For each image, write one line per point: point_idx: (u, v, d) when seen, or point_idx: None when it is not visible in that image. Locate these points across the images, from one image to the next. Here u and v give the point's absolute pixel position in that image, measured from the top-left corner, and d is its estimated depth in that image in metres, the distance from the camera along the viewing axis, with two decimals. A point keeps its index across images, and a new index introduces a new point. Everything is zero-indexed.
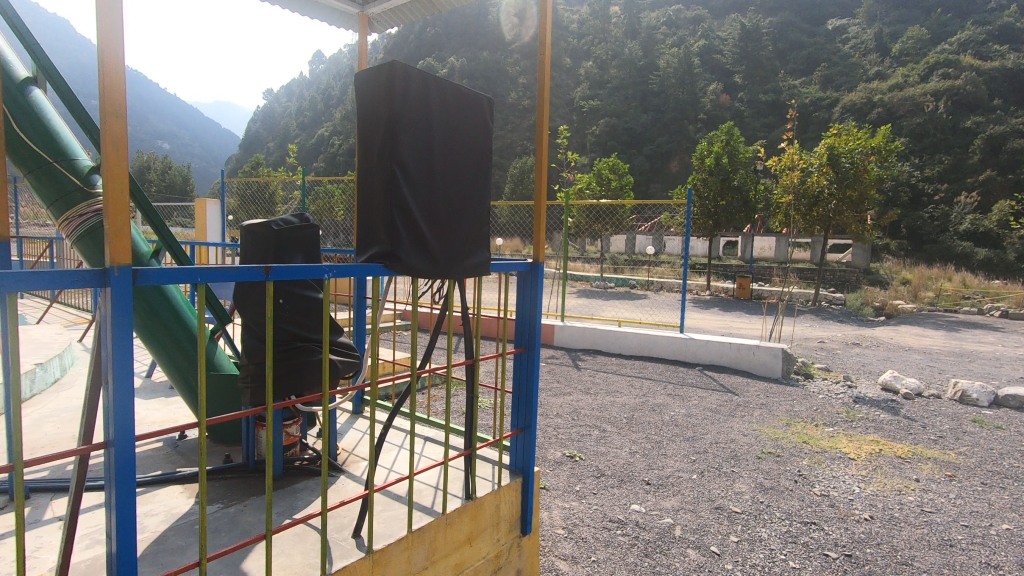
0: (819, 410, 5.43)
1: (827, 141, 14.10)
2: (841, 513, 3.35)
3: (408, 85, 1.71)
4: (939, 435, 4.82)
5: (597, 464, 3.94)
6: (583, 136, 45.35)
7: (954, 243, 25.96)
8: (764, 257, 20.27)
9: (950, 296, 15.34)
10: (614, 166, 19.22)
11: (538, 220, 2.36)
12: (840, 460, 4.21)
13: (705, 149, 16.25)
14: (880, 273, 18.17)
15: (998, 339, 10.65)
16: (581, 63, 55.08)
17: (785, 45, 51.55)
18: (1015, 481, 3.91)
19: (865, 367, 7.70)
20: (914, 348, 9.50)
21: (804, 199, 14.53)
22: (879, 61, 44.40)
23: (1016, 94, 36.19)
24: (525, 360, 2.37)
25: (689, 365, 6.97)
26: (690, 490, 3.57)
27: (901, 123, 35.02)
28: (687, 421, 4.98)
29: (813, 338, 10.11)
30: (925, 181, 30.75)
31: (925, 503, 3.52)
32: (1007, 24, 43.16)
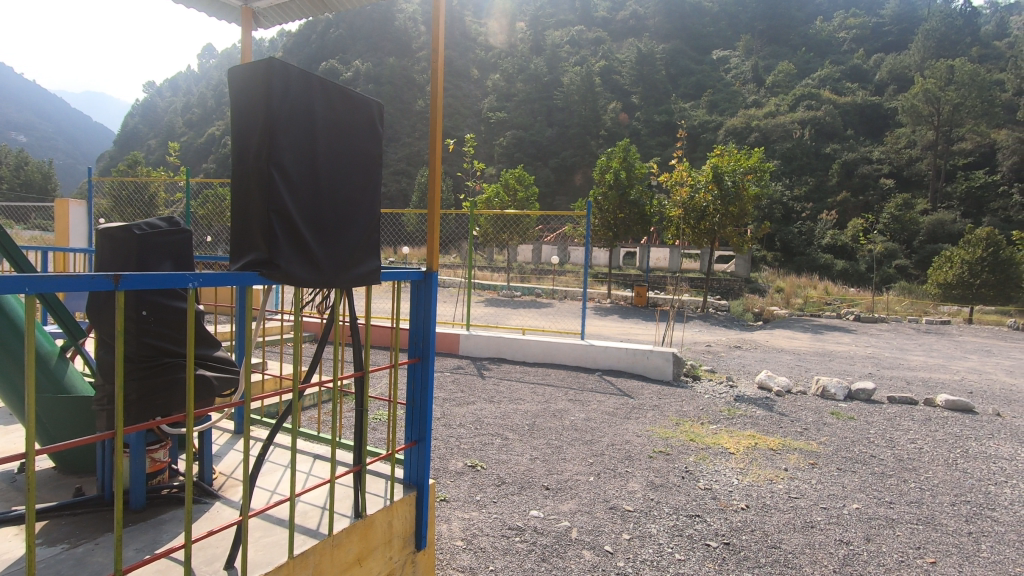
0: (705, 409, 5.84)
1: (711, 161, 15.38)
2: (721, 505, 3.61)
3: (286, 85, 1.63)
4: (804, 427, 5.37)
5: (498, 472, 3.96)
6: (490, 147, 45.98)
7: (818, 255, 29.19)
8: (659, 267, 21.55)
9: (815, 302, 17.27)
10: (520, 176, 19.56)
11: (432, 230, 2.33)
12: (721, 454, 4.54)
13: (605, 164, 17.02)
14: (758, 281, 19.98)
15: (852, 340, 12.16)
16: (488, 74, 55.79)
17: (677, 71, 55.61)
18: (863, 465, 4.45)
19: (744, 367, 8.46)
20: (786, 349, 10.57)
21: (693, 213, 15.68)
22: (756, 91, 49.20)
23: (864, 127, 41.68)
24: (418, 370, 2.33)
25: (589, 370, 7.23)
26: (587, 492, 3.68)
27: (774, 147, 38.88)
28: (585, 425, 5.15)
29: (701, 342, 10.93)
30: (794, 200, 34.36)
31: (792, 490, 3.88)
32: (856, 66, 49.60)
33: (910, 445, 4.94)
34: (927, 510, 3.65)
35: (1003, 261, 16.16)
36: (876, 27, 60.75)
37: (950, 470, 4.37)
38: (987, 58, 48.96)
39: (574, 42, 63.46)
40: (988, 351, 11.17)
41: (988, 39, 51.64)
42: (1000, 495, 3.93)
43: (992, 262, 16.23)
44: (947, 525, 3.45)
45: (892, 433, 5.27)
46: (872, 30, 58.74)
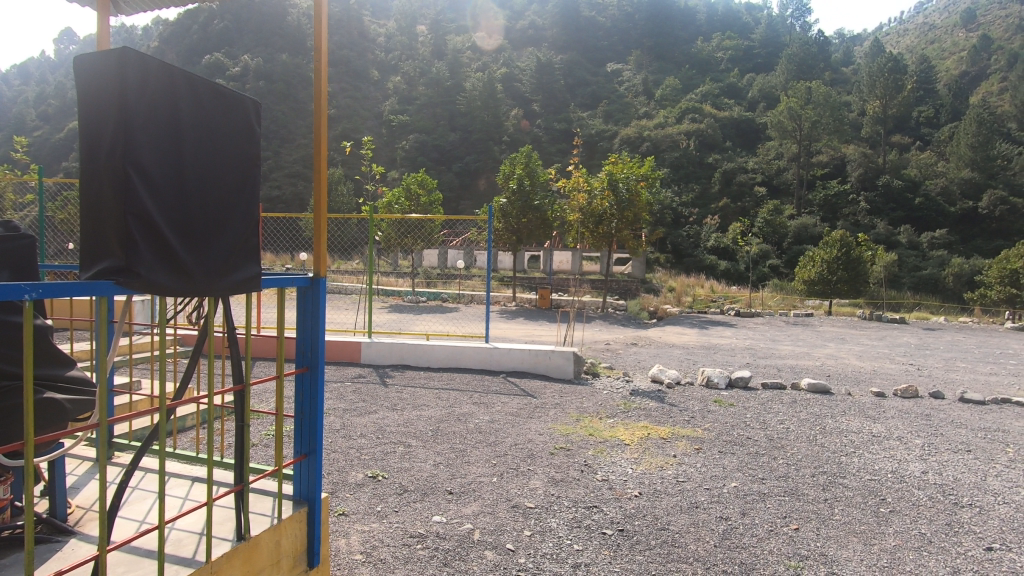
0: (603, 405, 6.11)
1: (607, 169, 16.19)
2: (617, 494, 3.80)
3: (144, 76, 1.53)
4: (691, 415, 5.79)
5: (401, 480, 3.88)
6: (392, 150, 45.04)
7: (704, 256, 31.67)
8: (562, 269, 22.24)
9: (702, 300, 18.74)
10: (422, 181, 19.26)
11: (319, 234, 2.25)
12: (617, 446, 4.78)
13: (508, 170, 17.33)
14: (653, 282, 21.23)
15: (733, 334, 13.33)
16: (389, 76, 54.60)
17: (574, 81, 57.83)
18: (740, 446, 4.88)
19: (639, 363, 8.99)
20: (676, 344, 11.37)
21: (591, 217, 16.35)
22: (646, 103, 52.43)
23: (740, 139, 45.79)
24: (307, 380, 2.24)
25: (493, 373, 7.29)
26: (489, 493, 3.72)
27: (664, 156, 41.63)
28: (489, 427, 5.19)
29: (600, 340, 11.45)
30: (683, 206, 36.99)
31: (679, 474, 4.18)
32: (731, 85, 54.46)
33: (780, 426, 5.49)
34: (793, 482, 4.08)
35: (854, 260, 18.55)
36: (747, 50, 67.08)
37: (811, 445, 4.92)
38: (837, 82, 55.74)
39: (476, 48, 63.91)
40: (842, 339, 12.73)
41: (837, 65, 58.95)
42: (850, 464, 4.49)
43: (845, 261, 18.61)
44: (808, 494, 3.87)
45: (765, 416, 5.84)
46: (745, 53, 64.82)
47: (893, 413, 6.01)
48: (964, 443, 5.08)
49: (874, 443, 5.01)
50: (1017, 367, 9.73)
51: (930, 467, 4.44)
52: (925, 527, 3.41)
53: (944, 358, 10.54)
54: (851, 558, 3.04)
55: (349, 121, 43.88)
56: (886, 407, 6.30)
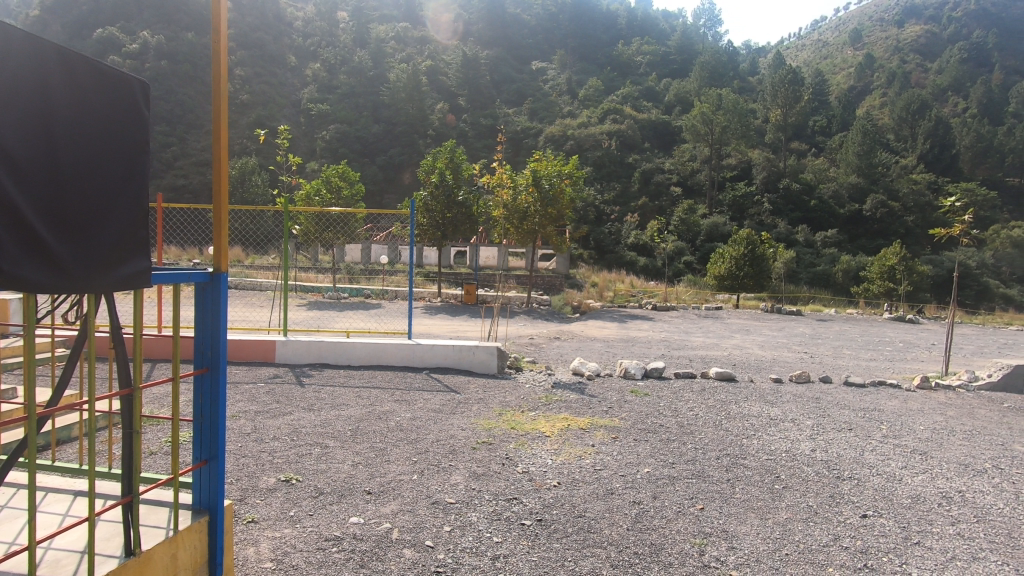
0: (525, 398, 6.21)
1: (531, 165, 16.39)
2: (536, 484, 3.88)
3: (5, 47, 1.40)
4: (609, 406, 6.02)
5: (316, 482, 3.75)
6: (311, 140, 43.13)
7: (625, 253, 32.90)
8: (488, 265, 22.32)
9: (623, 295, 19.49)
10: (344, 173, 18.49)
11: (219, 226, 2.13)
12: (538, 439, 4.87)
13: (431, 164, 17.12)
14: (576, 277, 21.78)
15: (650, 327, 13.96)
16: (307, 62, 52.19)
17: (499, 78, 57.95)
18: (652, 433, 5.14)
19: (561, 356, 9.21)
20: (597, 338, 11.74)
21: (515, 213, 16.51)
22: (570, 103, 53.57)
23: (657, 141, 47.93)
24: (207, 382, 2.11)
25: (416, 370, 7.18)
26: (409, 491, 3.68)
27: (587, 155, 42.73)
28: (410, 424, 5.12)
29: (524, 335, 11.62)
30: (605, 204, 38.15)
31: (597, 463, 4.33)
32: (649, 89, 56.80)
33: (690, 413, 5.82)
34: (700, 465, 4.34)
35: (758, 256, 19.96)
36: (664, 55, 70.05)
37: (717, 430, 5.27)
38: (745, 90, 59.54)
39: (400, 38, 62.39)
40: (746, 330, 13.71)
41: (745, 74, 62.86)
42: (749, 446, 4.85)
43: (750, 258, 20.00)
44: (713, 476, 4.14)
45: (677, 404, 6.17)
46: (662, 57, 67.63)
47: (788, 398, 6.56)
48: (848, 422, 5.63)
49: (771, 426, 5.44)
50: (893, 353, 10.90)
51: (819, 446, 4.88)
52: (813, 500, 3.75)
53: (834, 346, 11.59)
54: (749, 532, 3.28)
55: (264, 108, 41.51)
56: (782, 392, 6.85)
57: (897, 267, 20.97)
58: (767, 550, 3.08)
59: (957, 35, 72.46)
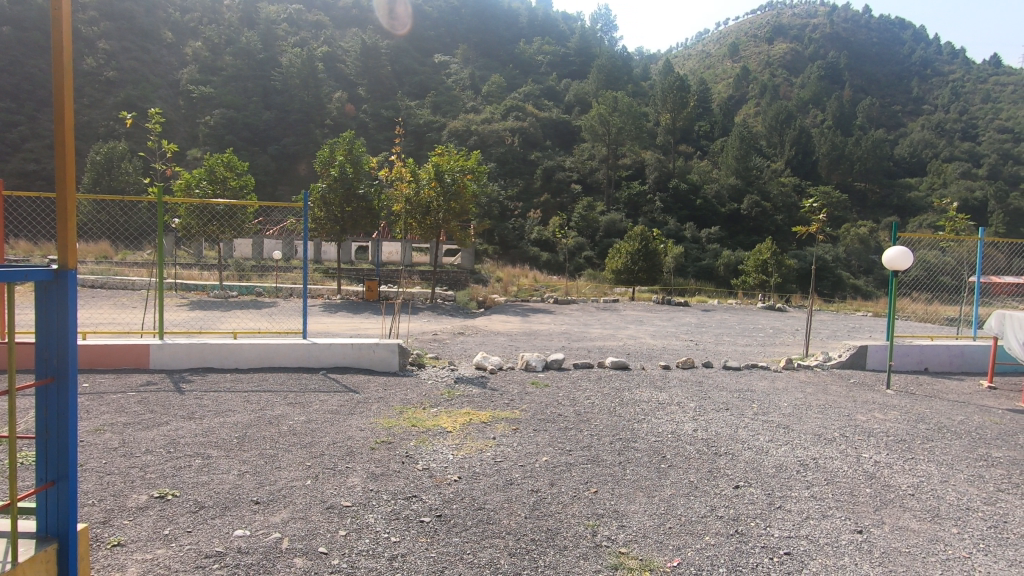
0: (427, 394, 6.15)
1: (432, 160, 16.19)
2: (436, 481, 3.86)
3: None
4: (510, 398, 6.13)
5: (196, 496, 3.47)
6: (193, 126, 39.58)
7: (528, 248, 33.64)
8: (391, 261, 21.83)
9: (526, 289, 19.90)
10: (230, 162, 17.10)
11: (63, 217, 1.90)
12: (439, 434, 4.85)
13: (328, 155, 16.24)
14: (481, 272, 21.90)
15: (552, 320, 14.38)
16: (186, 40, 47.75)
17: (401, 68, 56.58)
18: (550, 423, 5.31)
19: (464, 351, 9.24)
20: (501, 332, 11.90)
21: (418, 208, 16.25)
22: (473, 98, 53.61)
23: (558, 139, 49.35)
24: (53, 394, 1.89)
25: (312, 370, 6.86)
26: (302, 497, 3.51)
27: (490, 150, 43.06)
28: (305, 428, 4.88)
29: (427, 331, 11.50)
30: (508, 200, 38.71)
31: (497, 455, 4.39)
32: (550, 88, 58.25)
33: (586, 401, 6.09)
34: (594, 451, 4.56)
35: (651, 252, 21.22)
36: (564, 56, 72.07)
37: (610, 416, 5.55)
38: (638, 94, 62.83)
39: (292, 21, 58.81)
40: (640, 321, 14.58)
41: (638, 79, 66.30)
42: (639, 429, 5.16)
43: (644, 253, 21.22)
44: (606, 460, 4.36)
45: (575, 393, 6.42)
46: (562, 57, 69.40)
47: (675, 382, 7.08)
48: (725, 402, 6.17)
49: (659, 409, 5.83)
50: (764, 338, 12.10)
51: (700, 426, 5.31)
52: (694, 476, 4.06)
53: (715, 333, 12.64)
54: (637, 510, 3.49)
55: (134, 87, 37.46)
56: (670, 378, 7.36)
57: (769, 261, 23.30)
58: (652, 525, 3.29)
59: (816, 54, 81.38)
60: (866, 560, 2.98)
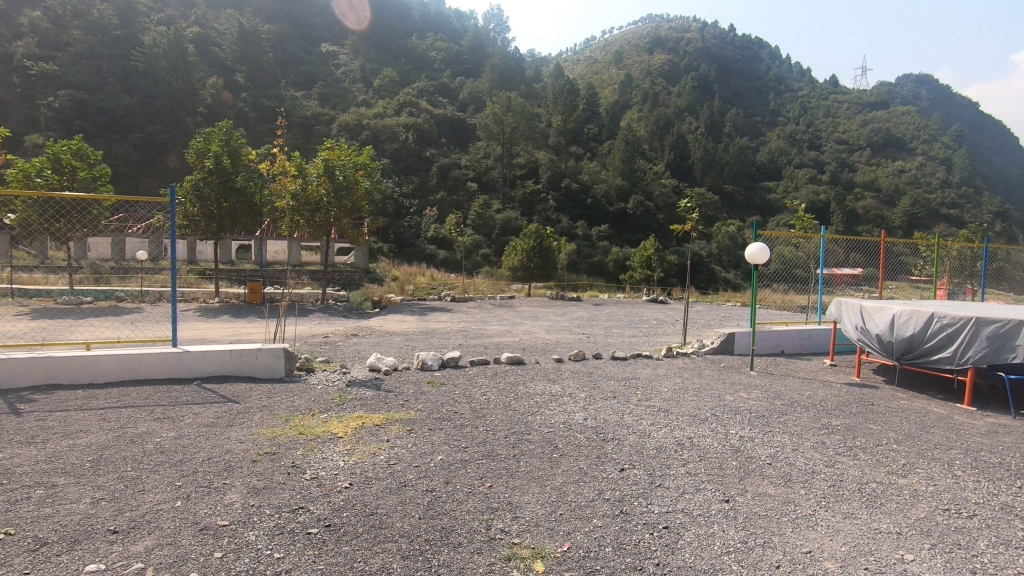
0: (316, 400, 5.86)
1: (322, 154, 15.45)
2: (326, 489, 3.70)
3: None
4: (405, 399, 6.02)
5: (37, 532, 3.03)
6: (33, 108, 34.48)
7: (425, 246, 33.61)
8: (277, 260, 20.57)
9: (424, 288, 19.66)
10: (80, 150, 15.10)
11: None
12: (329, 441, 4.64)
13: (201, 146, 14.90)
14: (376, 271, 21.28)
15: (449, 318, 14.32)
16: (22, 9, 41.39)
17: (285, 56, 53.27)
18: (447, 421, 5.29)
19: (358, 353, 8.94)
20: (396, 332, 11.62)
21: (307, 205, 15.39)
22: (364, 92, 51.88)
23: (453, 137, 49.20)
24: None
25: (184, 381, 6.26)
26: (170, 521, 3.19)
27: (383, 146, 41.98)
28: (174, 444, 4.45)
29: (318, 334, 10.97)
30: (403, 197, 38.39)
31: (391, 458, 4.29)
32: (444, 85, 57.94)
33: (482, 397, 6.13)
34: (489, 445, 4.60)
35: (545, 249, 21.85)
36: (458, 53, 71.73)
37: (506, 410, 5.65)
38: (531, 94, 64.26)
39: None
40: (535, 317, 14.98)
41: (530, 80, 67.73)
42: (533, 421, 5.31)
43: (540, 251, 21.80)
44: (501, 454, 4.42)
45: (470, 390, 6.45)
46: (455, 55, 69.04)
47: (567, 374, 7.37)
48: (612, 391, 6.53)
49: (552, 401, 6.02)
50: (648, 329, 12.93)
51: (589, 414, 5.57)
52: (583, 463, 4.25)
53: (605, 326, 13.32)
54: (530, 500, 3.58)
55: None
56: (562, 370, 7.63)
57: (652, 257, 24.92)
58: (544, 514, 3.40)
59: (690, 66, 88.06)
60: (732, 525, 3.30)
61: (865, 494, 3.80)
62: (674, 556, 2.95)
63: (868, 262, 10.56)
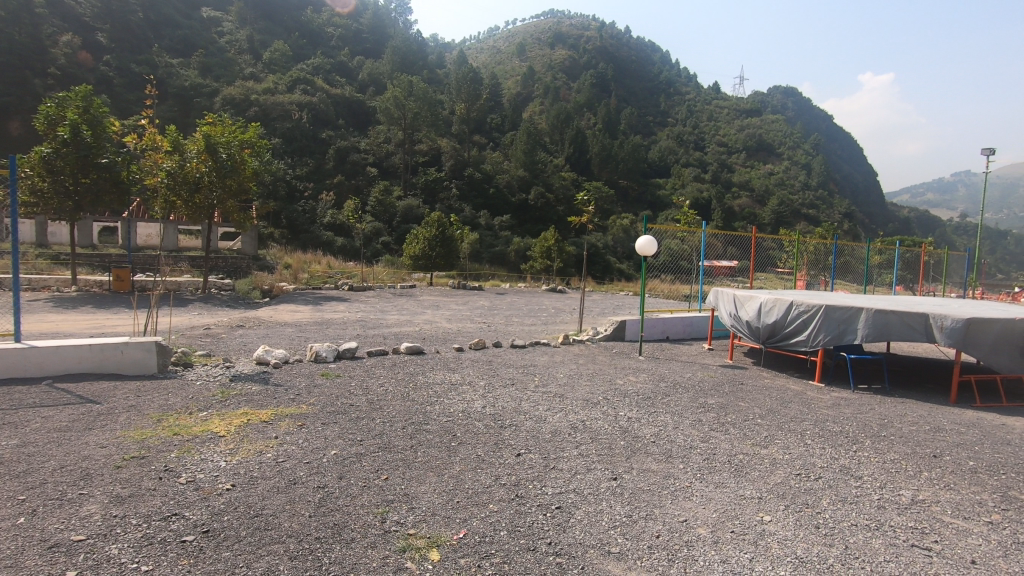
0: (193, 398, 5.39)
1: (202, 129, 14.08)
2: (203, 493, 3.42)
3: None
4: (296, 393, 5.71)
5: None
6: None
7: (320, 233, 32.12)
8: (149, 244, 18.62)
9: (319, 276, 18.76)
10: None
11: None
12: (209, 441, 4.30)
13: (53, 112, 12.99)
14: (266, 258, 19.92)
15: (346, 307, 13.81)
16: None
17: (158, 18, 47.82)
18: (342, 414, 5.10)
19: (244, 346, 8.35)
20: (288, 323, 10.99)
21: (185, 184, 14.00)
22: (252, 64, 48.02)
23: (351, 118, 47.10)
24: None
25: (32, 381, 5.50)
26: (10, 542, 2.78)
27: (274, 124, 39.29)
28: (17, 453, 3.89)
29: (198, 326, 10.08)
30: (297, 179, 36.33)
31: (280, 455, 4.07)
32: (342, 64, 55.16)
33: (379, 389, 5.98)
34: (386, 438, 4.50)
35: (447, 238, 21.68)
36: (357, 30, 68.51)
37: (404, 401, 5.55)
38: (434, 79, 63.04)
39: None
40: (436, 306, 14.86)
41: (433, 66, 66.37)
42: (432, 411, 5.28)
43: (441, 240, 21.62)
44: (398, 445, 4.35)
45: (367, 382, 6.27)
46: (354, 32, 65.85)
47: (467, 363, 7.39)
48: (511, 378, 6.67)
49: (452, 390, 6.02)
50: (547, 317, 13.30)
51: (488, 402, 5.65)
52: (481, 450, 4.30)
53: (506, 315, 13.55)
54: (427, 490, 3.57)
55: None
56: (463, 359, 7.63)
57: (552, 247, 25.66)
58: (441, 502, 3.40)
59: (589, 64, 90.88)
60: (618, 501, 3.51)
61: (734, 464, 4.21)
62: (566, 533, 3.08)
63: (742, 254, 11.62)
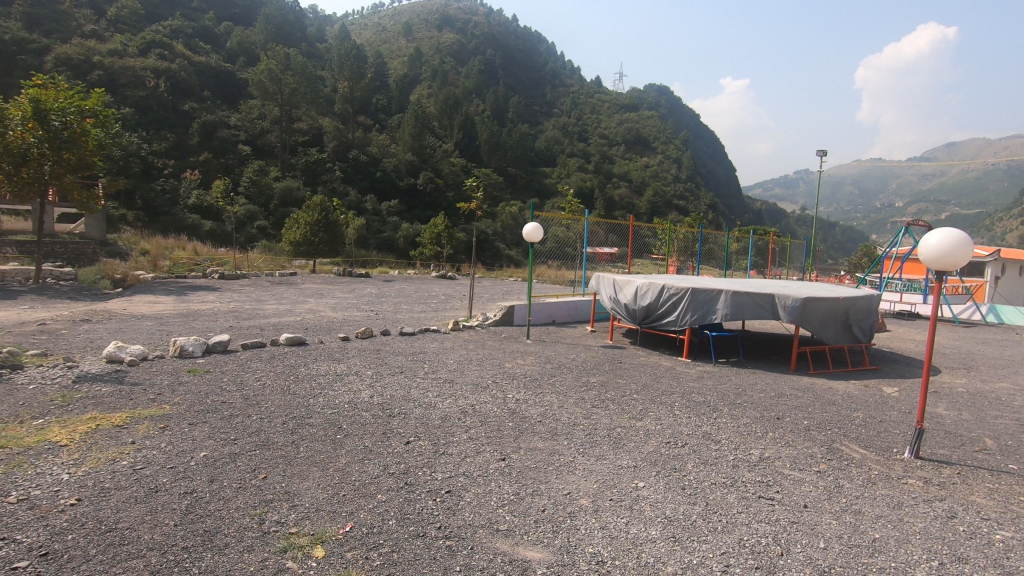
0: (24, 404, 4.65)
1: (28, 92, 12.01)
2: (40, 511, 2.98)
3: None
4: (157, 392, 5.15)
5: None
6: None
7: (184, 215, 29.08)
8: None
9: (184, 263, 16.99)
10: None
11: None
12: (47, 452, 3.75)
13: None
14: (117, 244, 17.66)
15: (217, 297, 12.70)
16: None
17: None
18: (212, 412, 4.70)
19: (92, 342, 7.37)
20: (146, 315, 9.86)
21: (8, 156, 11.92)
22: (92, 20, 41.79)
23: (218, 89, 42.89)
24: None
25: None
26: None
27: (123, 91, 34.67)
28: None
29: (30, 321, 8.69)
30: (153, 155, 32.48)
31: (137, 461, 3.66)
32: (206, 28, 49.85)
33: (256, 383, 5.61)
34: (263, 435, 4.23)
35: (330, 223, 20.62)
36: None
37: (284, 395, 5.23)
38: (313, 54, 59.22)
39: None
40: (319, 294, 14.12)
41: (313, 39, 62.21)
42: (315, 403, 5.05)
43: (324, 224, 20.49)
44: (278, 442, 4.10)
45: (243, 376, 5.83)
46: None
47: (354, 353, 7.12)
48: (399, 366, 6.56)
49: (338, 381, 5.80)
50: (437, 304, 13.22)
51: (375, 392, 5.50)
52: (367, 441, 4.19)
53: (394, 302, 13.25)
54: (310, 486, 3.41)
55: None
56: (349, 349, 7.35)
57: (442, 234, 25.46)
58: (325, 497, 3.27)
59: (477, 49, 90.34)
60: (506, 481, 3.60)
61: (613, 437, 4.51)
62: (455, 517, 3.11)
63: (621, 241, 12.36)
